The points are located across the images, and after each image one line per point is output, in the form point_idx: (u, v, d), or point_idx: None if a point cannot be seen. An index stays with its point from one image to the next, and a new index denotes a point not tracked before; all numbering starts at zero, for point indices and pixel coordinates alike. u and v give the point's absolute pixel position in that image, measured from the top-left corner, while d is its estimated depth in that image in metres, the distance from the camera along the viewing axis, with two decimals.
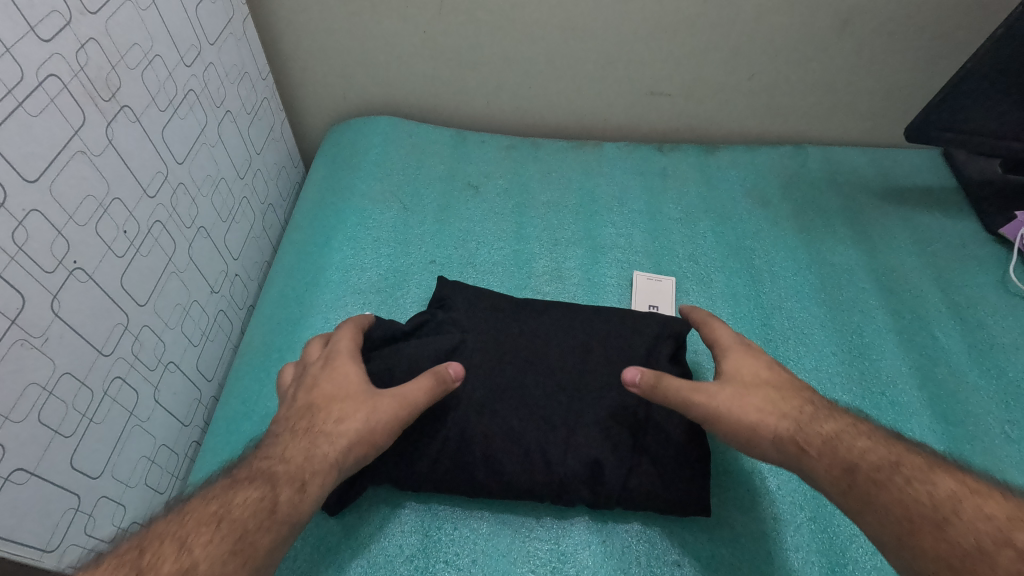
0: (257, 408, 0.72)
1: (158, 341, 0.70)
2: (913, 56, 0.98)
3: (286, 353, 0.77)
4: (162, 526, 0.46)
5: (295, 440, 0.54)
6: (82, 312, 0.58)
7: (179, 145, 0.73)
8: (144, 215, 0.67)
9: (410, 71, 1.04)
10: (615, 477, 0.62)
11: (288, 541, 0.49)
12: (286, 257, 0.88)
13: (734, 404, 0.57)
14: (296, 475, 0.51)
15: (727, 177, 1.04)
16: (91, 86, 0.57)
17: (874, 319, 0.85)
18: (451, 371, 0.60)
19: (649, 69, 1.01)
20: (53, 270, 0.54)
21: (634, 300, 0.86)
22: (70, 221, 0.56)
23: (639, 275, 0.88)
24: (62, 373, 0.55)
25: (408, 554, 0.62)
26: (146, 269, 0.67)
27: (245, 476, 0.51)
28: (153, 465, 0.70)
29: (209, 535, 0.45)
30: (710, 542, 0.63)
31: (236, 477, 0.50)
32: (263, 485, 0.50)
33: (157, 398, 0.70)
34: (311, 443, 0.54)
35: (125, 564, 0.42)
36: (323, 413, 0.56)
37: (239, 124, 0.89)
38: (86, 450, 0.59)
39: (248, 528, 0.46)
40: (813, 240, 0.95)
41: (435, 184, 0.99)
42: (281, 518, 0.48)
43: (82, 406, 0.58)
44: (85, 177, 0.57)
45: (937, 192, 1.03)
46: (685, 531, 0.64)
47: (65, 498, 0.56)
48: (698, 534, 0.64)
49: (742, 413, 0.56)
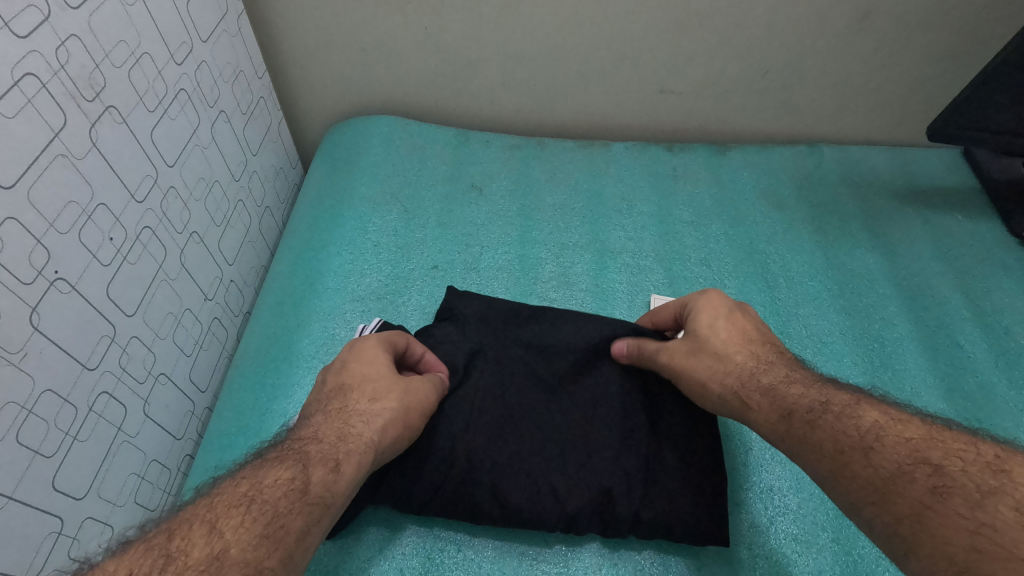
0: (251, 422, 0.68)
1: (147, 352, 0.67)
2: (934, 52, 0.94)
3: (282, 363, 0.73)
4: (193, 508, 0.43)
5: (328, 421, 0.52)
6: (65, 324, 0.54)
7: (170, 147, 0.70)
8: (131, 222, 0.63)
9: (411, 69, 1.01)
10: (628, 510, 0.59)
11: (323, 526, 0.46)
12: (282, 263, 0.84)
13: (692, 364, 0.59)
14: (330, 454, 0.49)
15: (740, 177, 1.01)
16: (72, 85, 0.54)
17: (895, 326, 0.82)
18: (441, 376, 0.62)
19: (659, 65, 0.98)
20: (32, 281, 0.51)
21: None
22: (50, 228, 0.52)
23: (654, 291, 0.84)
24: (42, 390, 0.52)
25: None
26: (134, 278, 0.64)
27: (275, 455, 0.48)
28: (143, 482, 0.67)
29: (239, 518, 0.42)
30: (727, 565, 0.60)
31: (267, 458, 0.48)
32: (296, 463, 0.47)
33: (147, 412, 0.67)
34: (344, 422, 0.52)
35: (155, 548, 0.39)
36: (355, 392, 0.55)
37: (233, 125, 0.86)
38: (69, 470, 0.56)
39: (280, 511, 0.43)
40: (830, 243, 0.92)
41: (436, 186, 0.96)
42: (313, 499, 0.45)
43: (64, 424, 0.55)
44: (66, 181, 0.54)
45: (959, 192, 0.99)
46: (701, 554, 0.61)
47: (46, 523, 0.53)
48: (715, 557, 0.61)
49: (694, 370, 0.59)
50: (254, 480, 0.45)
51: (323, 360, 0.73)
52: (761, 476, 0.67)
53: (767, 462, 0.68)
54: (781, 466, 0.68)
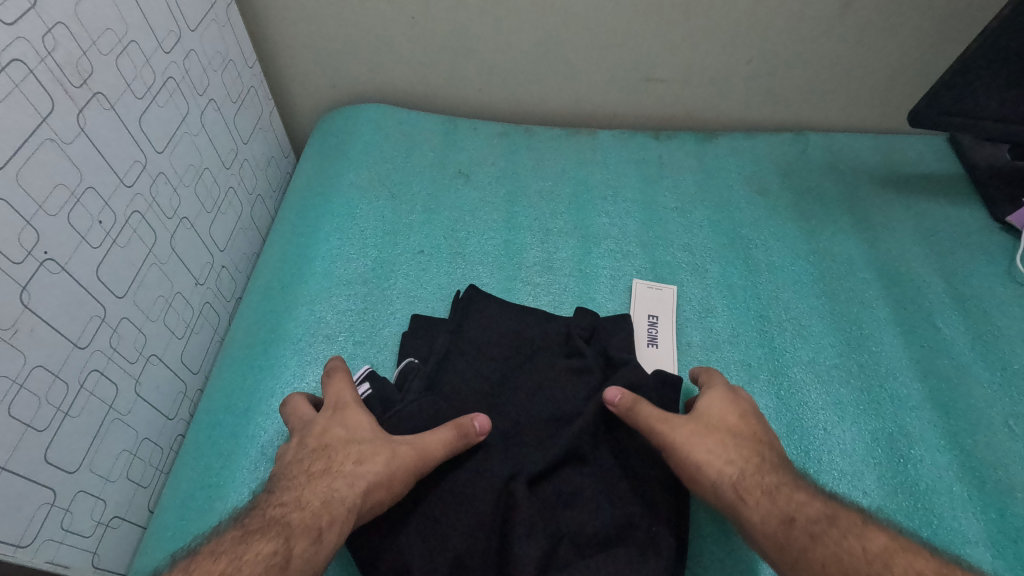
0: (240, 402, 0.70)
1: (138, 333, 0.69)
2: (918, 39, 0.95)
3: (270, 345, 0.75)
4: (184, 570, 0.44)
5: (311, 485, 0.54)
6: (55, 304, 0.56)
7: (159, 134, 0.72)
8: (121, 206, 0.65)
9: (399, 58, 1.02)
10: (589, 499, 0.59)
11: None
12: (273, 249, 0.86)
13: (693, 446, 0.58)
14: (313, 522, 0.51)
15: (725, 164, 1.02)
16: (59, 72, 0.56)
17: (874, 310, 0.83)
18: (476, 425, 0.59)
19: (644, 53, 0.99)
20: (22, 261, 0.53)
21: (631, 308, 0.82)
22: (39, 210, 0.54)
23: (638, 281, 0.85)
24: (34, 366, 0.54)
25: None
26: (124, 260, 0.66)
27: (256, 527, 0.49)
28: (135, 459, 0.69)
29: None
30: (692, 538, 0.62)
31: (248, 529, 0.49)
32: (275, 537, 0.48)
33: (139, 392, 0.69)
34: (328, 486, 0.54)
35: None
36: (341, 455, 0.57)
37: (223, 113, 0.87)
38: (61, 444, 0.58)
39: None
40: (812, 229, 0.93)
41: (424, 173, 0.97)
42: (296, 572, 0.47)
43: (56, 400, 0.57)
44: (54, 165, 0.56)
45: (943, 178, 1.00)
46: None
47: (40, 494, 0.55)
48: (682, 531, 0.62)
49: (693, 453, 0.58)
50: (239, 551, 0.46)
51: (310, 342, 0.75)
52: None
53: None
54: None
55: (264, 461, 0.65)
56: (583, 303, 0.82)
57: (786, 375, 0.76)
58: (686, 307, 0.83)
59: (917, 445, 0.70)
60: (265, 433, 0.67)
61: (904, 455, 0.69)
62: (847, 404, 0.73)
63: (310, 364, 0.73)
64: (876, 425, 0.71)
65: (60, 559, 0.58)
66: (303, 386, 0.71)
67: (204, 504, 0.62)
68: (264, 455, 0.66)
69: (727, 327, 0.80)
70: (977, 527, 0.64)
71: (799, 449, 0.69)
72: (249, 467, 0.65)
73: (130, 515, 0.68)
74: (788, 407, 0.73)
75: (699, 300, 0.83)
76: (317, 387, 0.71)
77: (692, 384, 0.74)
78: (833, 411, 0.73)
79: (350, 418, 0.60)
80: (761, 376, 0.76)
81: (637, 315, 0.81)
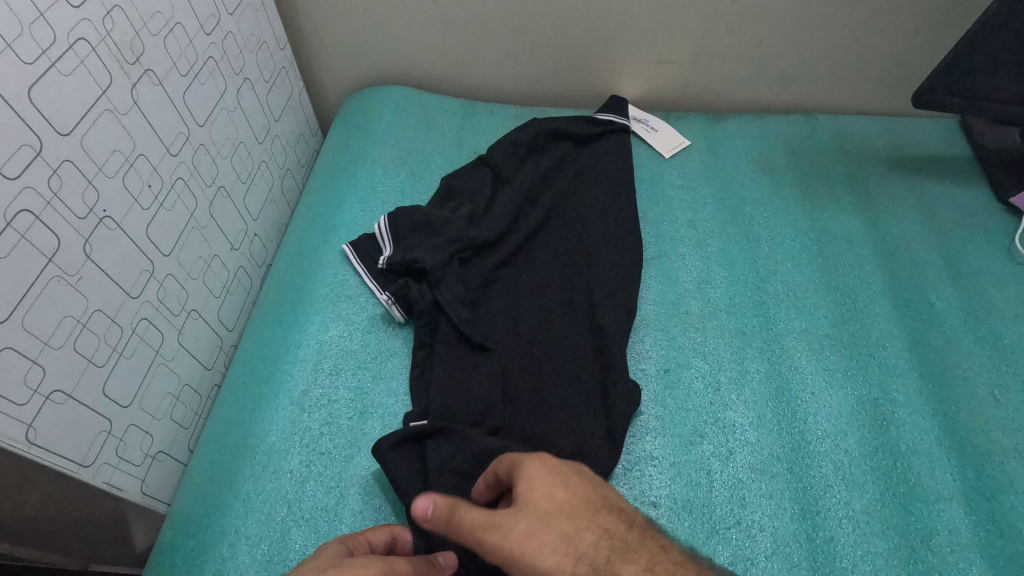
0: (270, 352, 0.77)
1: (181, 289, 0.77)
2: (929, 20, 0.96)
3: (298, 303, 0.82)
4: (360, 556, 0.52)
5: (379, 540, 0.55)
6: (110, 256, 0.64)
7: (200, 108, 0.79)
8: (167, 171, 0.72)
9: (421, 42, 1.08)
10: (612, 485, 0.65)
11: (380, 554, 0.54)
12: (301, 217, 0.93)
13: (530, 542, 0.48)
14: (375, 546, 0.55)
15: (732, 145, 1.05)
16: (116, 49, 0.63)
17: (869, 284, 0.85)
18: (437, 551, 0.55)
19: (656, 36, 1.02)
20: (84, 216, 0.60)
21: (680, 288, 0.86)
22: (99, 172, 0.62)
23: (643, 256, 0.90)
24: (94, 310, 0.62)
25: (372, 495, 0.66)
26: (169, 221, 0.73)
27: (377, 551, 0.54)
28: (177, 402, 0.77)
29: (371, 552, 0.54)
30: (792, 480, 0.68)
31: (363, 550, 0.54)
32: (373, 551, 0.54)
33: (181, 341, 0.77)
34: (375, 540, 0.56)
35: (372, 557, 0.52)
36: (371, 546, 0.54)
37: (258, 92, 0.94)
38: (116, 380, 0.65)
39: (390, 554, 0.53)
40: (815, 207, 0.96)
41: (441, 152, 1.03)
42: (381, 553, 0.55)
43: (112, 340, 0.65)
44: (111, 133, 0.63)
45: (949, 159, 1.01)
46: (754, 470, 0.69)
47: (97, 422, 0.63)
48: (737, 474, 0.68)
49: (537, 561, 0.48)
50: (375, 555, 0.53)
51: (334, 302, 0.82)
52: (725, 413, 0.73)
53: (731, 401, 0.74)
54: (744, 405, 0.74)
55: (291, 403, 0.72)
56: (665, 274, 0.87)
57: (778, 342, 0.80)
58: (685, 278, 0.87)
59: (900, 410, 0.73)
60: (293, 378, 0.74)
61: (887, 417, 0.73)
62: (835, 369, 0.77)
63: (334, 320, 0.80)
64: (862, 391, 0.75)
65: (115, 481, 0.66)
66: (326, 340, 0.78)
67: (239, 440, 0.70)
68: (291, 398, 0.73)
69: (724, 296, 0.85)
70: (953, 484, 0.67)
71: (785, 410, 0.73)
72: (278, 409, 0.72)
73: (173, 451, 0.76)
74: (777, 371, 0.77)
75: (698, 273, 0.87)
76: (340, 340, 0.78)
77: (689, 348, 0.79)
78: (821, 375, 0.76)
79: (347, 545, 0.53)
80: (753, 342, 0.80)
81: (643, 285, 0.86)
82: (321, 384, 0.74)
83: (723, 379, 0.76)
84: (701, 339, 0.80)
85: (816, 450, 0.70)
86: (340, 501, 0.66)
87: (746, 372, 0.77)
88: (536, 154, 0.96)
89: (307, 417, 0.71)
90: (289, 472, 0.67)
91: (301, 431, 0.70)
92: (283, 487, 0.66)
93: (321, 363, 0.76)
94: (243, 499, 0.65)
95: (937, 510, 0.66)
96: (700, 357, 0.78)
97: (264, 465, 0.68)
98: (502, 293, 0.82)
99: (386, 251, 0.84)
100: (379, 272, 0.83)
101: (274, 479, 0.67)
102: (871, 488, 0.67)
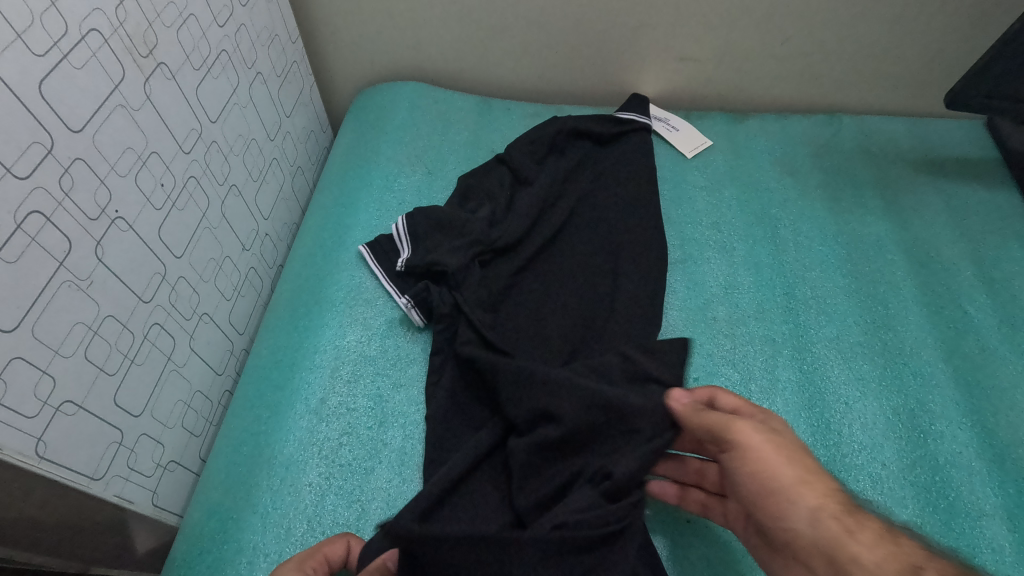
0: (285, 357, 0.74)
1: (193, 292, 0.74)
2: (960, 19, 0.94)
3: (313, 307, 0.79)
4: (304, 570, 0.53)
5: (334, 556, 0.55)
6: (122, 259, 0.61)
7: (213, 103, 0.76)
8: (179, 170, 0.69)
9: (437, 37, 1.04)
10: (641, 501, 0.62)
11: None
12: (314, 217, 0.90)
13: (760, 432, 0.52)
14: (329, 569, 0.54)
15: (755, 145, 1.02)
16: (128, 41, 0.60)
17: (901, 291, 0.83)
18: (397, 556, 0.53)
19: (679, 33, 0.99)
20: (96, 218, 0.57)
21: (708, 294, 0.83)
22: (111, 171, 0.58)
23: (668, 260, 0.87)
24: (106, 315, 0.59)
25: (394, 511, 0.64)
26: (182, 221, 0.70)
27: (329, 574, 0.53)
28: (189, 410, 0.74)
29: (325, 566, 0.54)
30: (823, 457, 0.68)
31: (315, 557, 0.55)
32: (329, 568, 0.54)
33: (193, 346, 0.74)
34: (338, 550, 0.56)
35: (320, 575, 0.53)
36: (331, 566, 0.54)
37: (269, 87, 0.91)
38: (127, 389, 0.63)
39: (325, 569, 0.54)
40: (842, 210, 0.93)
41: (457, 150, 1.00)
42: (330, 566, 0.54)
43: (124, 347, 0.62)
44: (124, 130, 0.60)
45: (977, 161, 0.99)
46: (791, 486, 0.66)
47: (109, 433, 0.60)
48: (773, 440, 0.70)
49: (745, 434, 0.52)
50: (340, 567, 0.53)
51: (350, 305, 0.79)
52: None
53: None
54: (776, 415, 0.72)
55: (308, 412, 0.70)
56: (693, 279, 0.85)
57: (809, 351, 0.77)
58: (712, 282, 0.84)
59: (937, 422, 0.71)
60: (309, 386, 0.72)
61: (924, 428, 0.70)
62: (869, 379, 0.75)
63: (351, 324, 0.77)
64: (897, 402, 0.73)
65: (126, 494, 0.63)
66: (344, 346, 0.75)
67: (254, 451, 0.67)
68: (308, 406, 0.70)
69: (753, 303, 0.82)
70: (994, 500, 0.65)
71: (819, 421, 0.71)
72: (295, 418, 0.69)
73: (184, 461, 0.73)
74: (810, 380, 0.74)
75: (726, 277, 0.85)
76: (358, 346, 0.75)
77: (717, 356, 0.77)
78: (855, 385, 0.74)
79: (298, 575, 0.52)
80: (784, 351, 0.77)
81: (669, 289, 0.84)
82: (339, 391, 0.71)
83: (754, 389, 0.74)
84: (730, 347, 0.78)
85: (852, 463, 0.68)
86: (361, 516, 0.63)
87: (777, 381, 0.74)
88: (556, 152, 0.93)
89: (325, 426, 0.69)
90: (307, 485, 0.64)
91: (319, 441, 0.68)
92: (301, 501, 0.64)
93: (338, 370, 0.73)
94: (260, 513, 0.63)
95: (979, 527, 0.63)
96: (730, 366, 0.76)
97: (281, 477, 0.65)
98: (524, 295, 0.79)
99: (403, 253, 0.81)
100: (396, 274, 0.80)
101: (292, 492, 0.64)
102: (910, 503, 0.65)
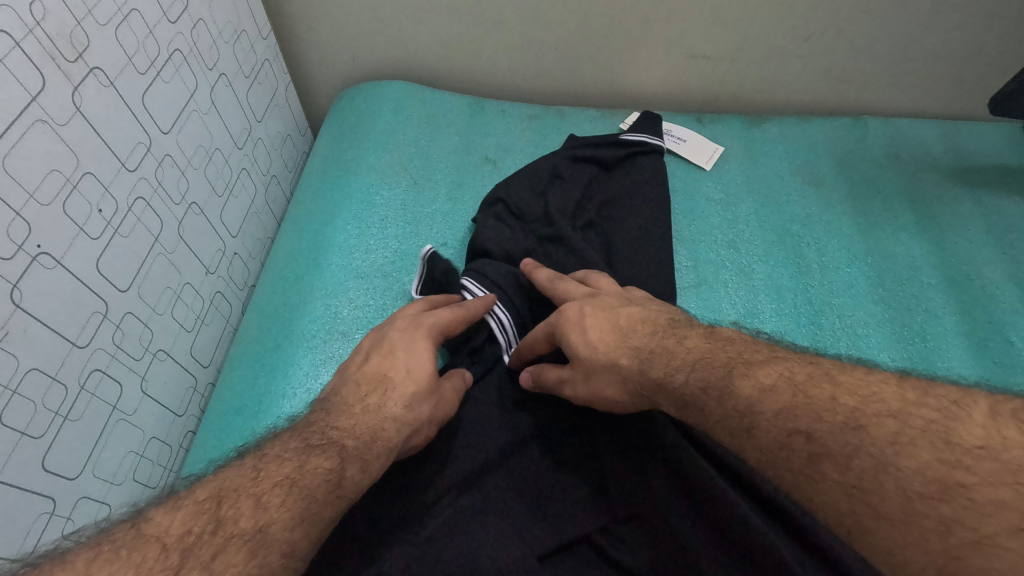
0: (249, 403, 0.66)
1: (144, 328, 0.65)
2: (1004, 13, 0.84)
3: (283, 343, 0.70)
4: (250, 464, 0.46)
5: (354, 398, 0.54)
6: (49, 301, 0.52)
7: (164, 111, 0.66)
8: (122, 191, 0.60)
9: (423, 32, 0.95)
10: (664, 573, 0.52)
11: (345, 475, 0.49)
12: (287, 236, 0.81)
13: None
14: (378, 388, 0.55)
15: (774, 152, 0.93)
16: (51, 45, 0.50)
17: (940, 320, 0.75)
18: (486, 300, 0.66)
19: (691, 27, 0.90)
20: (11, 257, 0.48)
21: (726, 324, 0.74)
22: (30, 199, 0.49)
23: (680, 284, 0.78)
24: (27, 369, 0.50)
25: None
26: (128, 250, 0.61)
27: (317, 443, 0.49)
28: (142, 460, 0.66)
29: (281, 493, 0.44)
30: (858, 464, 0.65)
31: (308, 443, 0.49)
32: (332, 456, 0.48)
33: (145, 389, 0.66)
34: (378, 417, 0.53)
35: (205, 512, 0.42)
36: (392, 391, 0.55)
37: (235, 89, 0.81)
38: (60, 449, 0.54)
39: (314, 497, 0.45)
40: (871, 226, 0.85)
41: (447, 158, 0.91)
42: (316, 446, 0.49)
43: (53, 403, 0.53)
44: (47, 149, 0.51)
45: (1016, 170, 0.91)
46: None
47: (37, 504, 0.52)
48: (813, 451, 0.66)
49: None
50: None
51: (325, 340, 0.70)
52: None
53: None
54: None
55: None
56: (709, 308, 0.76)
57: None
58: (731, 310, 0.76)
59: None
60: None
61: None
62: None
63: (325, 364, 0.69)
64: None
65: None
66: (315, 389, 0.66)
67: None
68: None
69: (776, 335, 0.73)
70: None
71: None
72: None
73: None
74: None
75: (745, 304, 0.76)
76: None
77: None
78: None
79: (396, 373, 0.56)
80: None
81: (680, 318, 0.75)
82: None
83: None
84: None
85: None
86: None
87: None
88: (556, 162, 0.84)
89: None
90: None
91: None
92: None
93: None
94: None
95: None
96: None
97: None
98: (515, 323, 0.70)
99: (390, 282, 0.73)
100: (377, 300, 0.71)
101: None
102: None
